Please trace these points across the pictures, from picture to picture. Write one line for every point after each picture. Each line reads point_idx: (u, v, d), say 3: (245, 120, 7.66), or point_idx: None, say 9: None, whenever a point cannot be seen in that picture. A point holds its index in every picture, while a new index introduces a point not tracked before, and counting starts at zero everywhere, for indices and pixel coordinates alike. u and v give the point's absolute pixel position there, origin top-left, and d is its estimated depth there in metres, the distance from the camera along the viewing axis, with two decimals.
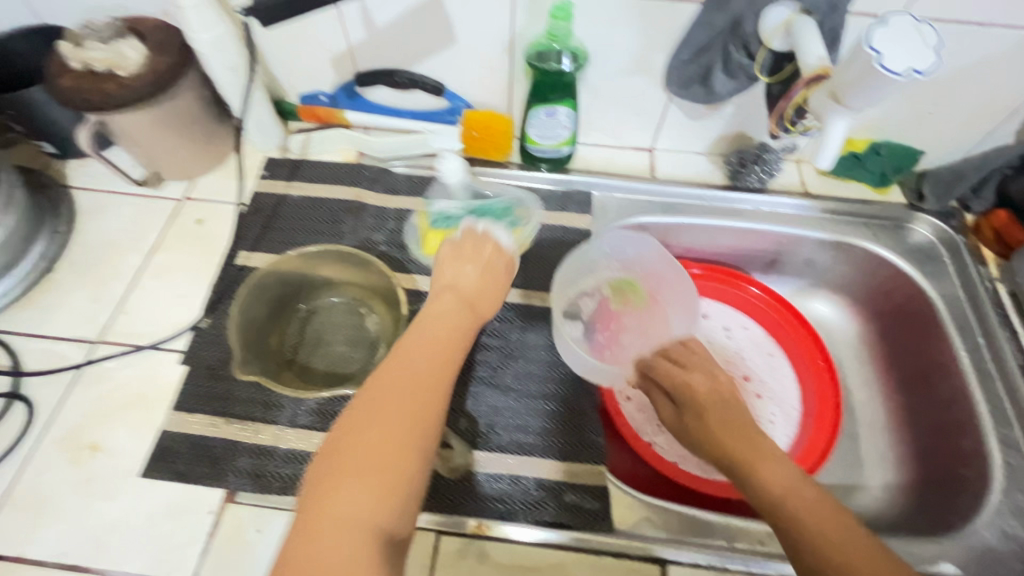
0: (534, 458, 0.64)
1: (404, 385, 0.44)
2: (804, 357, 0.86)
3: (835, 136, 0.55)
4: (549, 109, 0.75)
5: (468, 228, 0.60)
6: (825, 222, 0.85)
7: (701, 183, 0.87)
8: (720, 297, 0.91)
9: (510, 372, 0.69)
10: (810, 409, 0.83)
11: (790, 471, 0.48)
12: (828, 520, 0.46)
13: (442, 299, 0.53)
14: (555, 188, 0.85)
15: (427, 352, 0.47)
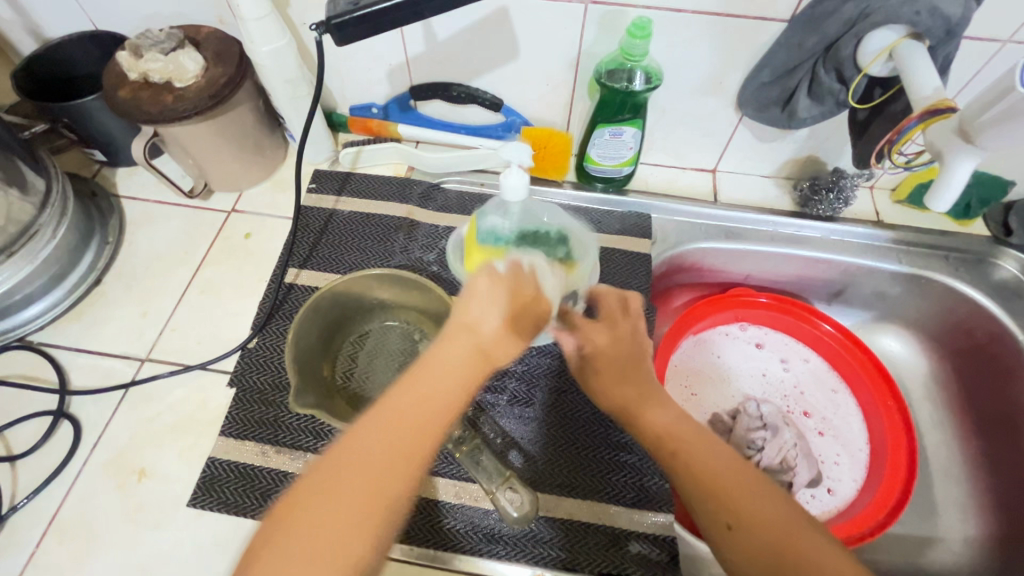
0: (595, 501, 0.60)
1: (397, 431, 0.38)
2: (872, 393, 0.80)
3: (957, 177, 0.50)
4: (615, 129, 0.71)
5: (514, 263, 0.50)
6: (901, 253, 0.80)
7: (768, 208, 0.82)
8: (780, 328, 0.87)
9: (569, 404, 0.66)
10: (879, 451, 0.78)
11: (713, 452, 0.48)
12: (758, 508, 0.44)
13: (457, 340, 0.43)
14: (612, 210, 0.82)
15: (428, 394, 0.40)
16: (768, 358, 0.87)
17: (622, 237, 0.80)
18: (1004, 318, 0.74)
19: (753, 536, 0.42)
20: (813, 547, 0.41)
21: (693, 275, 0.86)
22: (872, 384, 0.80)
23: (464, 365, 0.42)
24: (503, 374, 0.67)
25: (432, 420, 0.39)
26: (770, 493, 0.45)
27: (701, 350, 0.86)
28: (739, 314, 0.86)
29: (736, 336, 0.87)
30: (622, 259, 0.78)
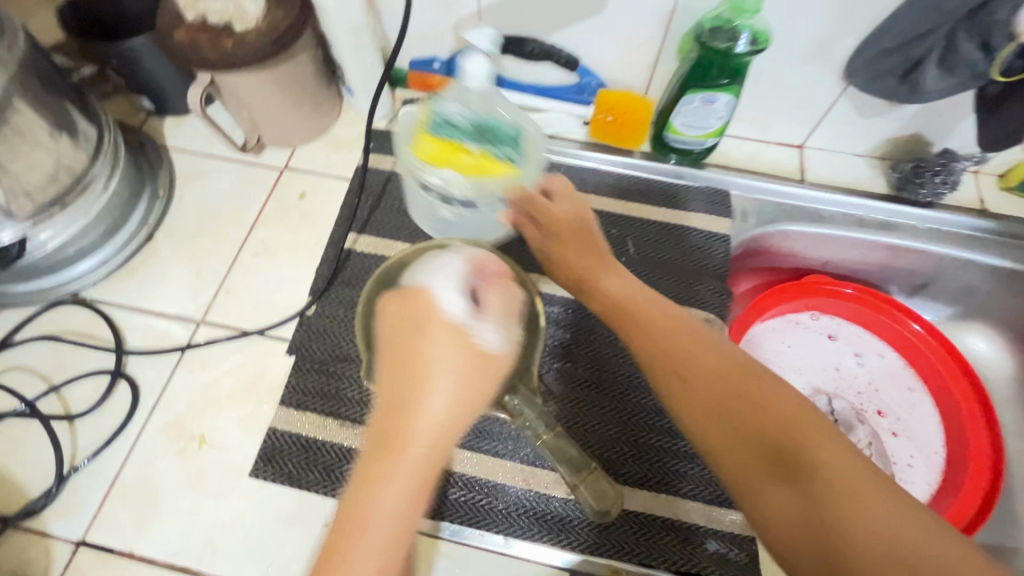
0: (672, 496, 0.57)
1: (378, 523, 0.33)
2: (955, 397, 0.76)
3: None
4: (708, 95, 0.64)
5: (417, 290, 0.41)
6: (1006, 246, 0.73)
7: (860, 191, 0.76)
8: (857, 319, 0.81)
9: (641, 389, 0.62)
10: (956, 456, 0.74)
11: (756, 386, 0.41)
12: (811, 450, 0.37)
13: (384, 443, 0.35)
14: (689, 184, 0.76)
15: (391, 477, 0.34)
16: (840, 351, 0.82)
17: (700, 215, 0.74)
18: None
19: (791, 495, 0.37)
20: (881, 507, 0.34)
21: (770, 258, 0.81)
22: (957, 387, 0.76)
23: (406, 473, 0.34)
24: (570, 355, 0.63)
25: (409, 489, 0.34)
26: (830, 438, 0.38)
27: (771, 339, 0.81)
28: (814, 303, 0.81)
29: (808, 326, 0.82)
30: (699, 239, 0.73)
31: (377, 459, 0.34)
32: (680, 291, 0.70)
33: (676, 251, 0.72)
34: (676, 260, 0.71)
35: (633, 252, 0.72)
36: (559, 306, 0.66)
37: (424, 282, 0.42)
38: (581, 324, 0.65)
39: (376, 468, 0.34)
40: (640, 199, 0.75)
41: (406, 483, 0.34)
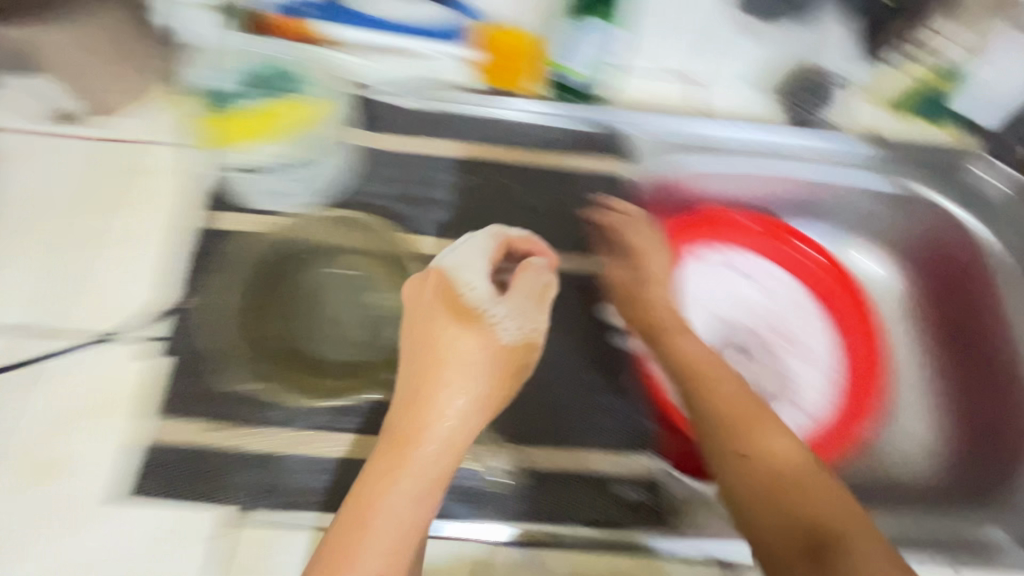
0: (577, 448, 0.61)
1: (359, 508, 0.47)
2: (846, 321, 0.81)
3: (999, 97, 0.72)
4: (588, 25, 0.67)
5: (438, 276, 0.59)
6: (889, 169, 0.76)
7: (756, 121, 0.75)
8: (758, 251, 0.82)
9: (542, 352, 0.61)
10: (847, 373, 0.79)
11: (732, 390, 0.57)
12: (731, 404, 0.55)
13: (404, 445, 0.51)
14: (593, 128, 0.73)
15: (384, 478, 0.48)
16: (745, 284, 0.82)
17: (601, 159, 0.73)
18: (981, 235, 0.74)
19: (795, 448, 0.52)
20: (786, 462, 0.51)
21: (674, 193, 0.78)
22: (849, 312, 0.81)
23: (436, 462, 0.50)
24: None
25: (403, 484, 0.48)
26: (748, 397, 0.56)
27: (677, 279, 0.81)
28: (716, 239, 0.81)
29: (712, 263, 0.82)
30: (597, 184, 0.72)
31: (377, 458, 0.50)
32: (585, 240, 0.71)
33: (579, 201, 0.72)
34: (580, 209, 0.72)
35: (536, 204, 0.71)
36: None
37: (456, 273, 0.60)
38: None
39: (372, 472, 0.49)
40: (539, 147, 0.72)
41: (396, 483, 0.48)
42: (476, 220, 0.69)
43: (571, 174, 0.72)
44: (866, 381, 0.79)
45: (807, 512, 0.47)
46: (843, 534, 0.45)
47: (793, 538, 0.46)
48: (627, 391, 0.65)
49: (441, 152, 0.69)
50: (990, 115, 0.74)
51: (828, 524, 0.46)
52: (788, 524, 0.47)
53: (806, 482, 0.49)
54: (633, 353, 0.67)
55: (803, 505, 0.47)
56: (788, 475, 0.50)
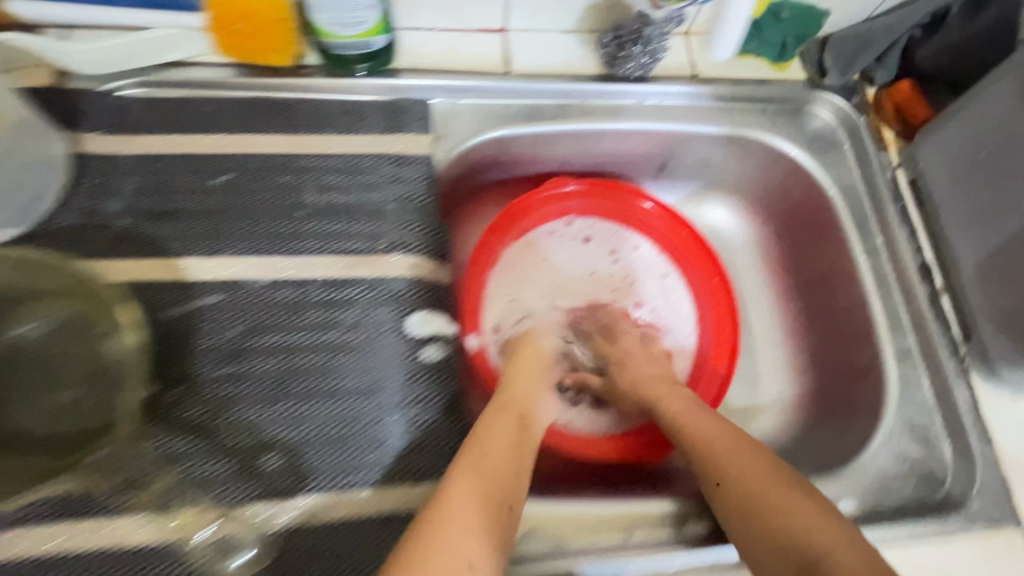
0: (376, 488, 0.49)
1: (456, 496, 0.46)
2: (702, 280, 0.76)
3: (734, 20, 0.63)
4: None
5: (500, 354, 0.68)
6: (719, 111, 0.70)
7: (569, 76, 0.67)
8: (606, 216, 0.76)
9: (339, 376, 0.52)
10: (706, 334, 0.75)
11: (715, 422, 0.57)
12: (711, 440, 0.55)
13: (499, 410, 0.56)
14: (384, 99, 0.63)
15: (503, 457, 0.51)
16: (599, 255, 0.77)
17: (396, 136, 0.62)
18: (817, 171, 0.69)
19: (752, 464, 0.51)
20: (754, 475, 0.50)
21: (502, 167, 0.70)
22: (704, 269, 0.76)
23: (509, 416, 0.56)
24: (243, 356, 0.51)
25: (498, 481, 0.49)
26: (733, 434, 0.55)
27: (524, 259, 0.75)
28: (561, 207, 0.74)
29: (562, 234, 0.76)
30: (392, 168, 0.60)
31: (482, 441, 0.51)
32: (376, 236, 0.57)
33: (369, 189, 0.59)
34: (370, 198, 0.59)
35: (313, 201, 0.58)
36: (222, 298, 0.52)
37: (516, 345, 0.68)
38: (246, 312, 0.52)
39: (482, 448, 0.51)
40: (323, 131, 0.60)
41: (504, 471, 0.50)
42: (234, 229, 0.55)
43: (359, 157, 0.61)
44: (726, 337, 0.73)
45: (795, 527, 0.46)
46: (819, 557, 0.44)
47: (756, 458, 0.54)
48: (442, 410, 0.53)
49: (193, 149, 0.57)
50: (724, 42, 0.65)
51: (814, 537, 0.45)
52: (778, 542, 0.46)
53: (774, 490, 0.49)
54: (450, 363, 0.55)
55: (791, 515, 0.47)
56: (786, 496, 0.48)
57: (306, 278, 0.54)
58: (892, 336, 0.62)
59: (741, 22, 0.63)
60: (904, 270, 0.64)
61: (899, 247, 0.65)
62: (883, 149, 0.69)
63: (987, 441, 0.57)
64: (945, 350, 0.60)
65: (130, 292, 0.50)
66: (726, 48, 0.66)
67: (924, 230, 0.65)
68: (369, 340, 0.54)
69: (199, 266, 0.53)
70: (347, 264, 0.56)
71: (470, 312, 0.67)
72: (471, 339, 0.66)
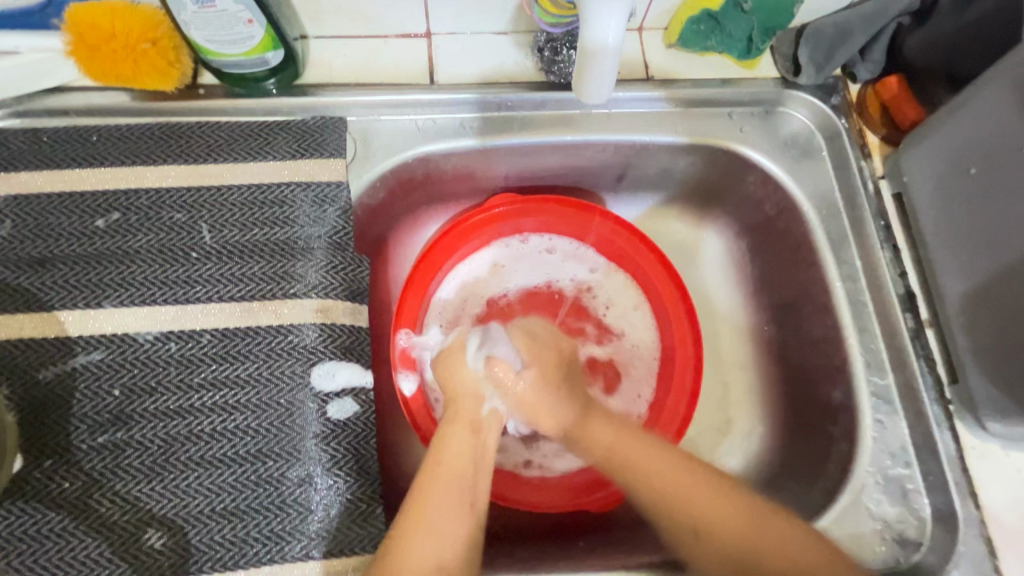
0: (273, 567, 0.45)
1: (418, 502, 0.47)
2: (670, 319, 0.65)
3: (602, 71, 0.49)
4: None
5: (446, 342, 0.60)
6: (679, 117, 0.62)
7: (501, 85, 0.59)
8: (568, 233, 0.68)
9: (233, 439, 0.47)
10: (665, 380, 0.65)
11: (615, 424, 0.53)
12: (618, 445, 0.51)
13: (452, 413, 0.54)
14: (295, 119, 0.56)
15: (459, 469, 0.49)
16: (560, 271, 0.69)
17: (304, 161, 0.55)
18: (790, 184, 0.61)
19: (666, 465, 0.49)
20: (672, 477, 0.49)
21: (433, 186, 0.63)
22: (671, 304, 0.65)
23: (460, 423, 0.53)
24: (125, 421, 0.46)
25: (459, 485, 0.49)
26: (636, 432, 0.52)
27: (479, 282, 0.68)
28: (517, 225, 0.66)
29: (519, 252, 0.68)
30: (300, 197, 0.54)
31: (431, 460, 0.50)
32: (280, 276, 0.52)
33: (275, 226, 0.53)
34: (275, 236, 0.53)
35: (210, 240, 0.52)
36: (103, 355, 0.47)
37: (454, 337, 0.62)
38: (131, 372, 0.47)
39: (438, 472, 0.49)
40: (222, 160, 0.54)
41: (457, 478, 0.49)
42: (119, 276, 0.50)
43: (261, 185, 0.54)
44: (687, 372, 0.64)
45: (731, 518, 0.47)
46: (761, 547, 0.46)
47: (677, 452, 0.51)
48: (348, 472, 0.48)
49: (75, 186, 0.51)
50: (596, 94, 0.52)
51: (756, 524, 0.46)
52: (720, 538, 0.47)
53: (696, 483, 0.48)
54: (360, 418, 0.50)
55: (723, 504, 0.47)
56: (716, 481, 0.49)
57: (197, 328, 0.49)
58: (869, 375, 0.55)
59: (611, 75, 0.50)
60: (884, 298, 0.56)
61: (880, 271, 0.57)
62: (865, 156, 0.60)
63: (972, 502, 0.50)
64: (928, 393, 0.53)
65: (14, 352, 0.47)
66: (599, 99, 0.53)
67: (909, 252, 0.57)
68: (267, 397, 0.48)
69: (80, 320, 0.48)
70: (246, 310, 0.50)
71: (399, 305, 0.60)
72: (400, 333, 0.59)
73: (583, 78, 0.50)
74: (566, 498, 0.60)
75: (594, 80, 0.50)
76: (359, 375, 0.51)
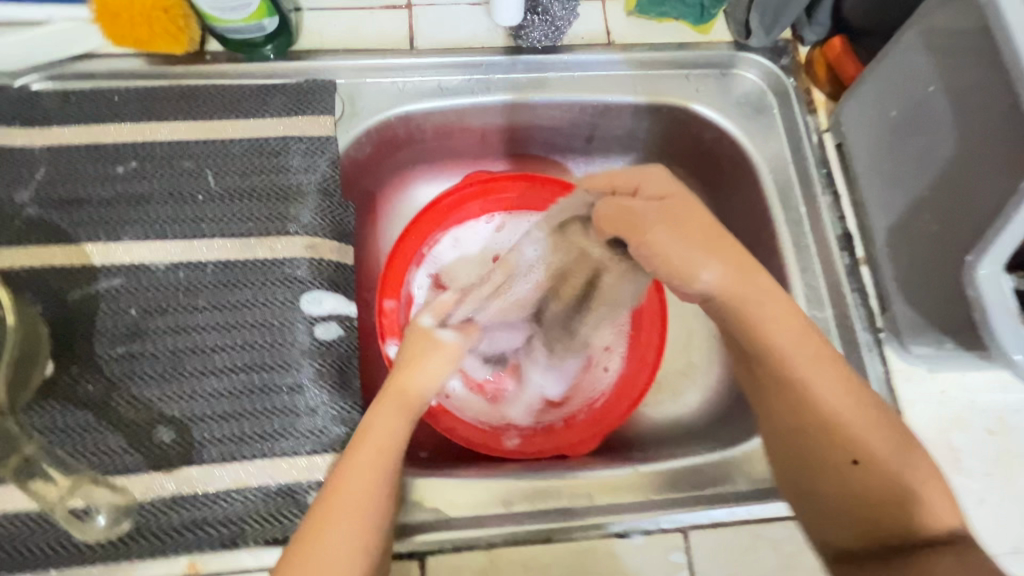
0: (265, 461, 0.51)
1: (340, 489, 0.43)
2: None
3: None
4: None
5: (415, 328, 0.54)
6: (639, 79, 0.67)
7: (473, 50, 0.65)
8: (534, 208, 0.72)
9: (232, 354, 0.54)
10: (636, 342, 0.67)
11: (835, 368, 0.45)
12: (825, 393, 0.45)
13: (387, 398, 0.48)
14: (291, 81, 0.63)
15: (370, 464, 0.44)
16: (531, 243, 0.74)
17: (297, 118, 0.62)
18: (742, 139, 0.66)
19: (848, 409, 0.44)
20: (859, 419, 0.44)
21: (417, 145, 0.69)
22: None
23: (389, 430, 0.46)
24: (140, 335, 0.53)
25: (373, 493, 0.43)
26: (845, 372, 0.45)
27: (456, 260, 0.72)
28: (483, 205, 0.72)
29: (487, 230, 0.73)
30: (293, 149, 0.61)
31: (357, 448, 0.45)
32: (275, 217, 0.58)
33: (272, 173, 0.60)
34: (272, 182, 0.60)
35: (215, 185, 0.59)
36: (122, 280, 0.55)
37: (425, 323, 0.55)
38: (146, 294, 0.55)
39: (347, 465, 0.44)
40: (225, 116, 0.61)
41: (373, 487, 0.43)
42: (135, 215, 0.57)
43: (260, 139, 0.61)
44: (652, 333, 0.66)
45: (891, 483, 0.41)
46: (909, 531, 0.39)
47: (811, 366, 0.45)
48: (332, 384, 0.54)
49: (99, 139, 0.59)
50: (506, 14, 0.63)
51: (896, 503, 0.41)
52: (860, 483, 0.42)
53: (872, 431, 0.43)
54: (344, 339, 0.56)
55: (891, 457, 0.42)
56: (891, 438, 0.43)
57: (202, 259, 0.56)
58: (810, 309, 0.59)
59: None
60: (825, 239, 0.61)
61: (821, 214, 0.61)
62: (811, 112, 0.65)
63: (897, 417, 0.54)
64: (860, 322, 0.57)
65: (54, 273, 0.54)
66: (513, 18, 0.64)
67: (848, 197, 0.61)
68: (263, 318, 0.55)
69: (104, 251, 0.56)
70: (244, 245, 0.57)
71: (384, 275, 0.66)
72: (384, 302, 0.65)
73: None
74: (563, 441, 0.64)
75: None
76: (343, 303, 0.57)
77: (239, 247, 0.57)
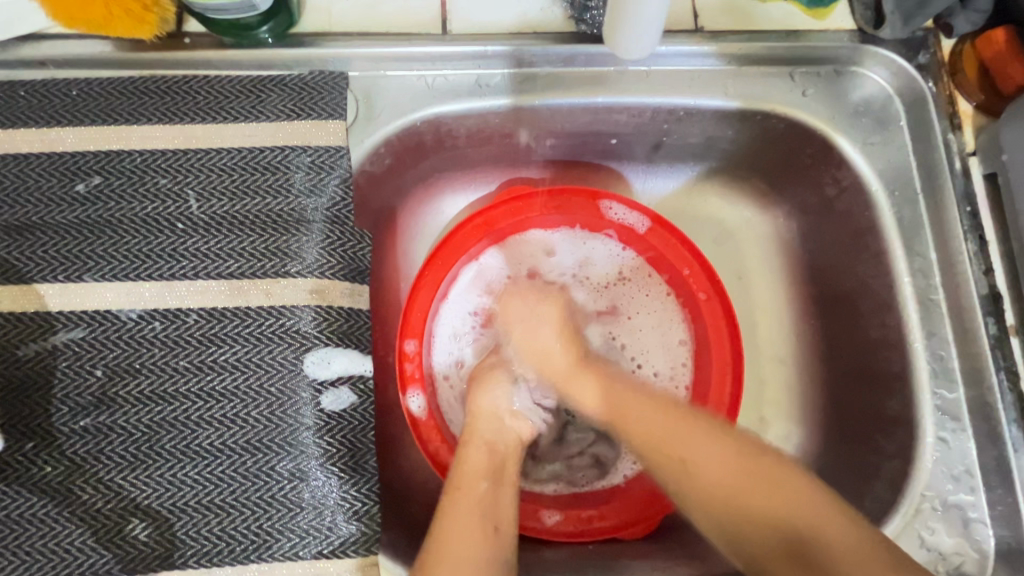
0: (261, 566, 0.42)
1: (458, 511, 0.44)
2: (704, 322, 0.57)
3: (644, 26, 0.45)
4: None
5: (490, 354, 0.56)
6: (731, 78, 0.53)
7: (525, 36, 0.51)
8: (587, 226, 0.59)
9: (220, 429, 0.44)
10: (705, 397, 0.57)
11: (656, 410, 0.44)
12: (649, 427, 0.43)
13: (472, 443, 0.49)
14: (291, 73, 0.50)
15: (483, 473, 0.47)
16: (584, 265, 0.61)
17: (300, 124, 0.49)
18: (860, 160, 0.52)
19: (665, 422, 0.43)
20: (720, 467, 0.40)
21: (447, 152, 0.56)
22: (707, 302, 0.57)
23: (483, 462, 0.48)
24: (108, 404, 0.44)
25: (489, 502, 0.45)
26: (726, 439, 0.41)
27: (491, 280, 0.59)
28: (526, 220, 0.58)
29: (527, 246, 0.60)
30: (296, 164, 0.49)
31: (456, 487, 0.46)
32: (273, 253, 0.47)
33: (269, 195, 0.48)
34: (269, 207, 0.48)
35: (197, 210, 0.47)
36: (85, 333, 0.44)
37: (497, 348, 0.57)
38: (115, 351, 0.44)
39: (461, 472, 0.47)
40: (210, 120, 0.48)
41: (482, 510, 0.44)
42: (100, 248, 0.46)
43: (252, 149, 0.48)
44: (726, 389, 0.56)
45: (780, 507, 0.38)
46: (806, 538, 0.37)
47: (655, 427, 0.43)
48: (343, 468, 0.44)
49: (52, 148, 0.47)
50: (635, 48, 0.48)
51: (806, 521, 0.37)
52: (707, 505, 0.40)
53: (698, 441, 0.41)
54: (356, 410, 0.46)
55: (784, 500, 0.38)
56: (763, 467, 0.40)
57: (182, 307, 0.45)
58: (937, 386, 0.48)
59: (654, 29, 0.46)
60: (963, 298, 0.49)
61: (960, 267, 0.49)
62: (955, 129, 0.51)
63: None
64: (1006, 412, 0.46)
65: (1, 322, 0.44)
66: (642, 52, 0.49)
67: (998, 246, 0.49)
68: (260, 384, 0.45)
69: (62, 294, 0.45)
70: (238, 290, 0.46)
71: (405, 311, 0.54)
72: (404, 344, 0.54)
73: (619, 31, 0.46)
74: (613, 519, 0.54)
75: (631, 36, 0.46)
76: (357, 362, 0.47)
77: (230, 293, 0.46)
